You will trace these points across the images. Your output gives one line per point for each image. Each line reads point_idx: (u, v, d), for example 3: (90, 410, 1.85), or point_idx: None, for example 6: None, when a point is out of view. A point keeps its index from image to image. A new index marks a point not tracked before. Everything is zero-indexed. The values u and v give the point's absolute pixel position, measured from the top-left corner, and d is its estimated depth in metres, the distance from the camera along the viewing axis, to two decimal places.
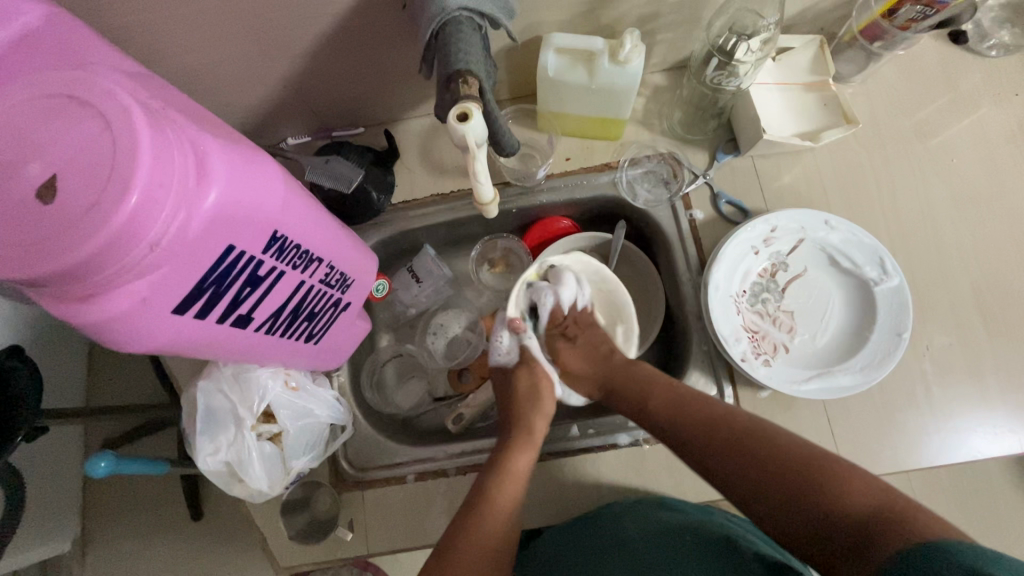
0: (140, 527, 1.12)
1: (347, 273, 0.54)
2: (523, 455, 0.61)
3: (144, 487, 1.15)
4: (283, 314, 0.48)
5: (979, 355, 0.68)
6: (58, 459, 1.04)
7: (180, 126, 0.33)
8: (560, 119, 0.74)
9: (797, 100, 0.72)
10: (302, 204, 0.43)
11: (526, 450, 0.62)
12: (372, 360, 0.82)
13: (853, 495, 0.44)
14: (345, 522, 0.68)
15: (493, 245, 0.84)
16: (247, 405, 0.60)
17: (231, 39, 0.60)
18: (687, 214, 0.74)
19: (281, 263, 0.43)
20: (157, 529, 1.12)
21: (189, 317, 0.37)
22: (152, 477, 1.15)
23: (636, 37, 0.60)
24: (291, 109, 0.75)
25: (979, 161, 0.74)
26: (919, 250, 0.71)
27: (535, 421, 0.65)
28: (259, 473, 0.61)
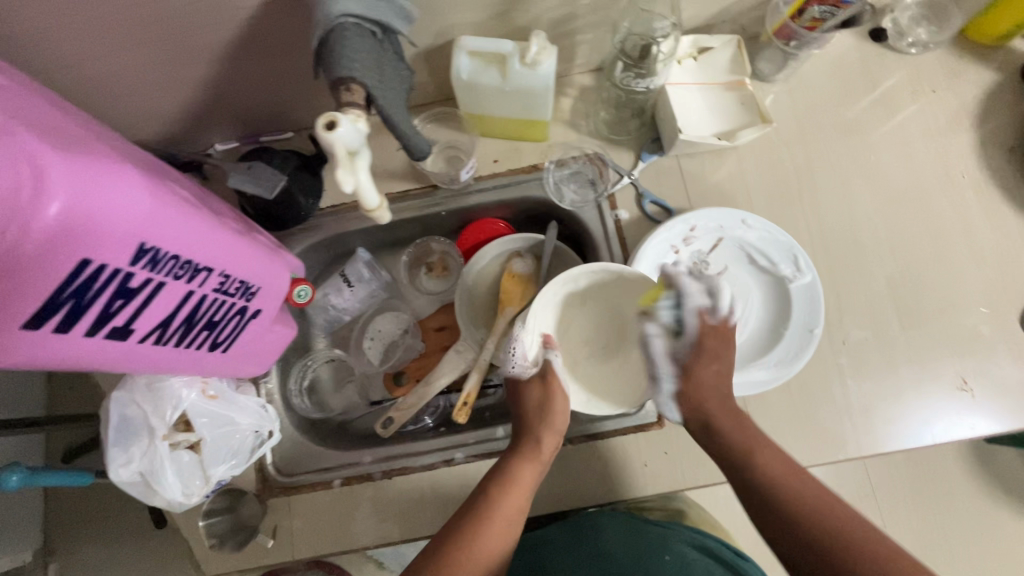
0: (98, 539, 1.11)
1: (248, 280, 0.54)
2: (517, 496, 0.59)
3: (102, 497, 1.14)
4: (173, 324, 0.48)
5: (893, 348, 0.69)
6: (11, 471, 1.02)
7: (18, 138, 0.33)
8: (484, 121, 0.74)
9: (717, 100, 0.73)
10: (180, 215, 0.42)
11: (517, 495, 0.59)
12: (304, 364, 0.81)
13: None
14: (268, 529, 0.68)
15: (428, 248, 0.85)
16: (160, 415, 0.60)
17: (132, 46, 0.59)
18: (612, 214, 0.75)
19: (158, 274, 0.42)
20: (116, 539, 1.11)
21: (46, 331, 0.37)
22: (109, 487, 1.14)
23: (541, 39, 0.60)
24: (213, 115, 0.74)
25: (898, 157, 0.75)
26: (837, 245, 0.72)
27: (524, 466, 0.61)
28: (173, 483, 0.61)
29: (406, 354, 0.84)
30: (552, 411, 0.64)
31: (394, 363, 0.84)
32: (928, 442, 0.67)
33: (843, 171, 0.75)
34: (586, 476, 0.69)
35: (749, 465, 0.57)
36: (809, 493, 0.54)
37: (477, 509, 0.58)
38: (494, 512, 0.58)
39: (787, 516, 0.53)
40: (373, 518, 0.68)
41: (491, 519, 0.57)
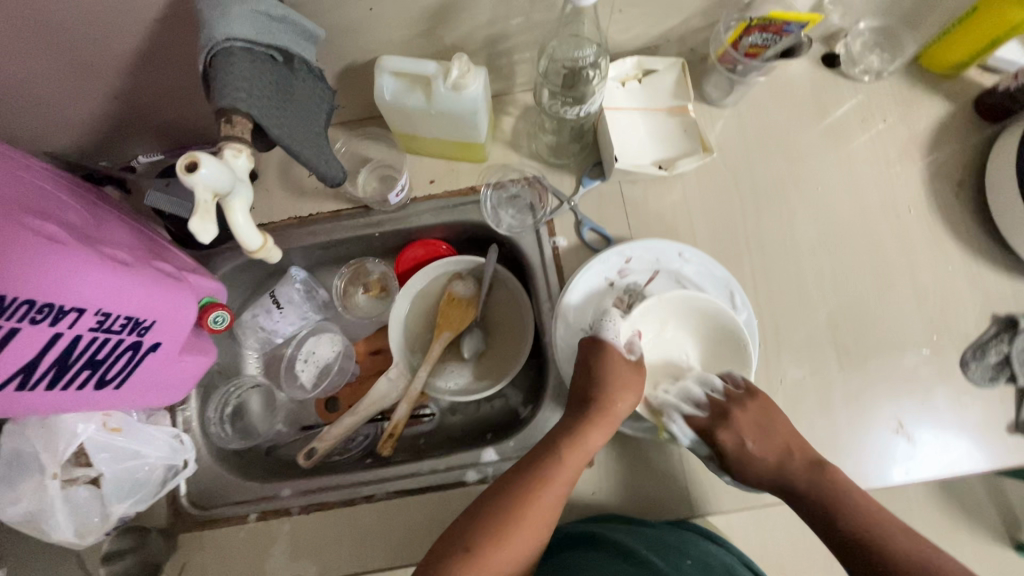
0: None
1: (138, 316, 0.51)
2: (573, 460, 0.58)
3: None
4: (37, 368, 0.45)
5: (831, 388, 0.67)
6: None
7: None
8: (418, 141, 0.71)
9: (659, 125, 0.70)
10: (19, 255, 0.41)
11: (574, 462, 0.58)
12: (228, 389, 0.77)
13: None
14: (177, 565, 0.65)
15: (364, 269, 0.82)
16: (50, 451, 0.57)
17: (26, 55, 0.55)
18: (550, 241, 0.72)
19: (6, 320, 0.41)
20: None
21: None
22: None
23: (463, 61, 0.58)
24: (131, 127, 0.70)
25: (845, 189, 0.73)
26: (779, 280, 0.70)
27: (591, 435, 0.60)
28: (65, 522, 0.58)
29: (338, 379, 0.80)
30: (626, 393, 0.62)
31: (325, 387, 0.80)
32: (871, 485, 0.65)
33: (790, 201, 0.73)
34: None
35: (836, 490, 0.58)
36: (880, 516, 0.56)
37: (525, 480, 0.57)
38: (555, 472, 0.57)
39: (864, 532, 0.54)
40: (288, 554, 0.66)
41: (542, 495, 0.56)
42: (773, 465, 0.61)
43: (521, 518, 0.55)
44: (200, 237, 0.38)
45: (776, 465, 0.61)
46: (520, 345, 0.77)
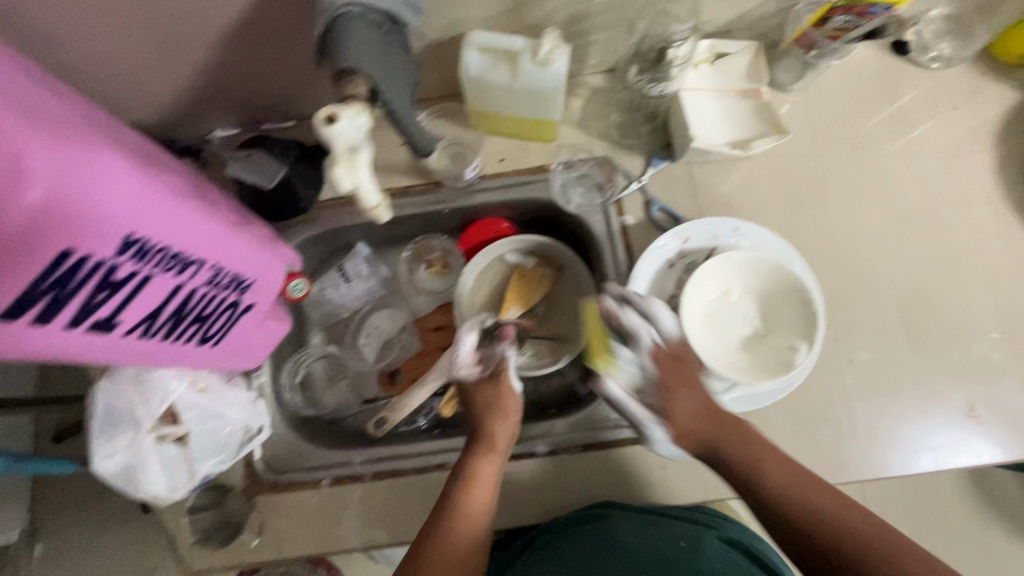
0: (82, 523, 1.08)
1: (242, 275, 0.53)
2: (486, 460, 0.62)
3: (80, 484, 1.10)
4: (161, 317, 0.46)
5: (900, 371, 0.68)
6: None
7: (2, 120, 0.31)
8: (492, 119, 0.72)
9: (732, 107, 0.71)
10: (166, 205, 0.40)
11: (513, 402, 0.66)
12: (298, 358, 0.79)
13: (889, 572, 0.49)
14: (256, 526, 0.66)
15: (429, 246, 0.83)
16: (145, 407, 0.59)
17: (131, 27, 0.56)
18: (618, 219, 0.73)
19: (146, 266, 0.41)
20: (97, 526, 1.08)
21: (26, 322, 0.35)
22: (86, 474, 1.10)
23: (554, 38, 0.59)
24: (214, 101, 0.71)
25: (913, 174, 0.73)
26: (848, 264, 0.71)
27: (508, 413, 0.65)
28: (159, 476, 0.60)
29: (403, 352, 0.82)
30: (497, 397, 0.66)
31: (390, 361, 0.82)
32: (915, 469, 0.66)
33: (856, 185, 0.73)
34: (580, 485, 0.67)
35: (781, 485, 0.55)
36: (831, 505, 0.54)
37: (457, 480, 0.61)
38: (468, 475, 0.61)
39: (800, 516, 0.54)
40: (360, 520, 0.67)
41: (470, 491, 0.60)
42: (748, 467, 0.57)
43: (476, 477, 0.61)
44: (343, 185, 0.41)
45: (768, 483, 0.56)
46: (581, 322, 0.79)
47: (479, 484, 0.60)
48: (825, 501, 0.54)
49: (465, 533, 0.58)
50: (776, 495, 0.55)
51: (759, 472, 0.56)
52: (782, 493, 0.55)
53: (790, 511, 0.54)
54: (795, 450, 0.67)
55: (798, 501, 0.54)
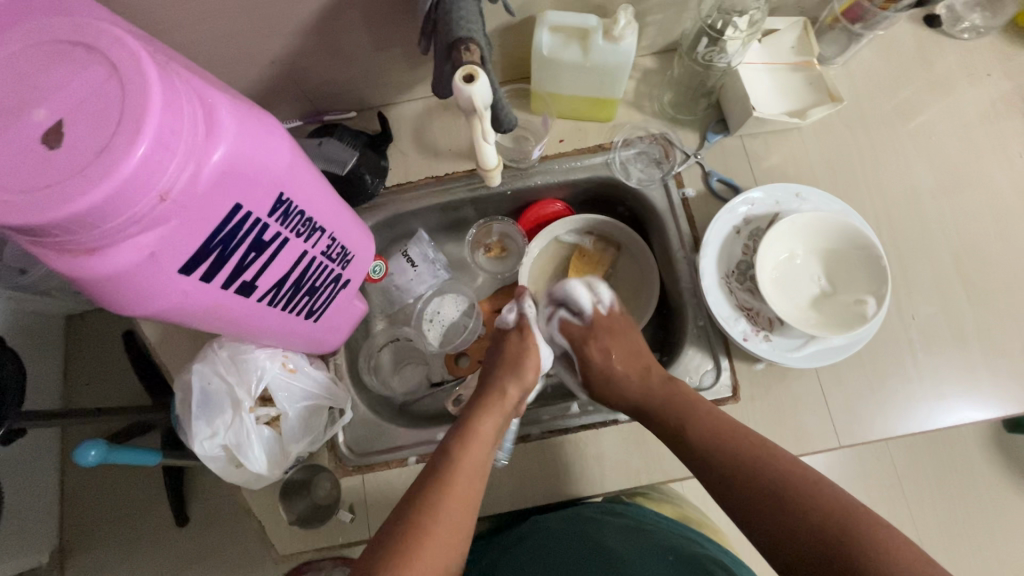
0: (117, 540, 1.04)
1: (348, 248, 0.54)
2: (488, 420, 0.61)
3: (116, 498, 1.06)
4: (285, 285, 0.47)
5: (960, 323, 0.71)
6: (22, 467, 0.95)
7: (187, 78, 0.32)
8: (555, 99, 0.75)
9: (783, 80, 0.74)
10: (306, 171, 0.42)
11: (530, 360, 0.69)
12: (368, 346, 0.80)
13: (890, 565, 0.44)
14: (346, 506, 0.66)
15: (489, 229, 0.84)
16: (245, 387, 0.60)
17: (221, 13, 0.57)
18: (679, 192, 0.76)
19: (286, 229, 0.42)
20: (132, 542, 1.03)
21: (195, 277, 0.36)
22: (122, 486, 1.07)
23: (630, 13, 0.61)
24: (282, 92, 0.72)
25: (954, 138, 0.77)
26: (902, 225, 0.74)
27: (509, 387, 0.65)
28: (259, 456, 0.61)
29: (470, 336, 0.83)
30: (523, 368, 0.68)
31: (456, 344, 0.82)
32: (984, 417, 0.68)
33: (901, 150, 0.77)
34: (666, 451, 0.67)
35: (755, 464, 0.55)
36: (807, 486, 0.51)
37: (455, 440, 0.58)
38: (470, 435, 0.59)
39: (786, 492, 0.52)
40: None
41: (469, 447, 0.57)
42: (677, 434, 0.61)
43: (473, 439, 0.58)
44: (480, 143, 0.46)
45: (711, 457, 0.57)
46: (644, 295, 0.80)
47: (475, 445, 0.58)
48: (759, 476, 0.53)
49: (455, 500, 0.52)
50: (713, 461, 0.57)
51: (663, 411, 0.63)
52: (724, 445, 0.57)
53: (719, 463, 0.57)
54: (868, 405, 0.68)
55: (767, 491, 0.53)
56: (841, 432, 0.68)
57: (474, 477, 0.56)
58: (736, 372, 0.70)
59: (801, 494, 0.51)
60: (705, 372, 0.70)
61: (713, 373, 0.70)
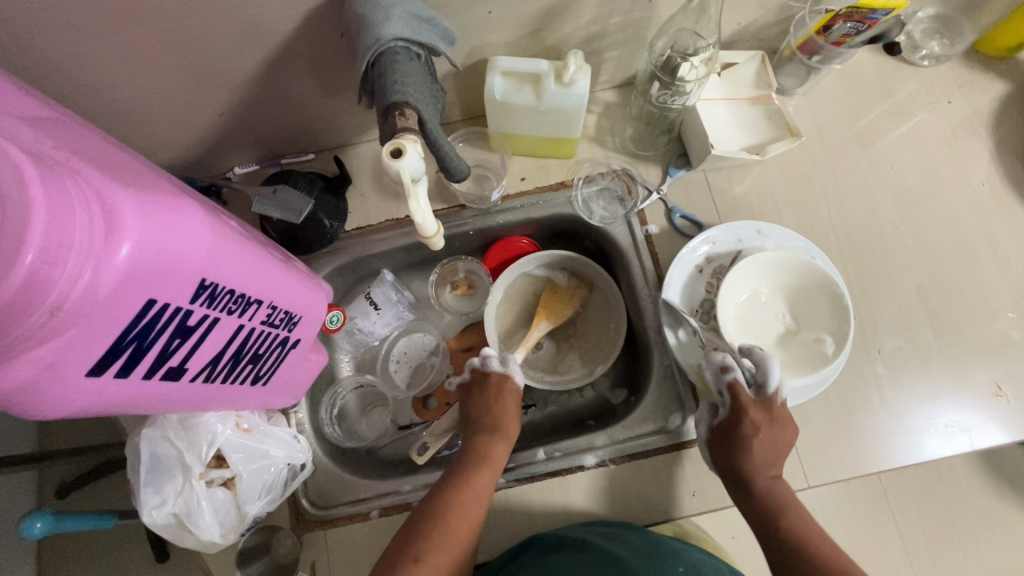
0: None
1: (292, 310, 0.53)
2: (500, 447, 0.64)
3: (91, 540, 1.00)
4: (222, 360, 0.45)
5: (926, 355, 0.70)
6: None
7: (86, 177, 0.31)
8: (513, 139, 0.74)
9: (742, 115, 0.74)
10: (235, 248, 0.41)
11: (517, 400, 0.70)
12: (332, 392, 0.79)
13: None
14: (307, 565, 0.65)
15: (453, 268, 0.82)
16: (195, 451, 0.58)
17: (160, 72, 0.56)
18: (642, 229, 0.75)
19: (214, 310, 0.41)
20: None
21: (109, 376, 0.34)
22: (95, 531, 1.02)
23: (579, 58, 0.59)
24: (236, 140, 0.70)
25: (917, 166, 0.77)
26: (866, 256, 0.73)
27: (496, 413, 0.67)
28: (212, 522, 0.59)
29: (437, 376, 0.81)
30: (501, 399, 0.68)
31: (424, 386, 0.81)
32: (954, 451, 0.67)
33: (864, 180, 0.76)
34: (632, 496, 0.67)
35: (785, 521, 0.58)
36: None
37: (471, 463, 0.61)
38: (484, 462, 0.62)
39: None
40: None
41: (482, 473, 0.60)
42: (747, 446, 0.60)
43: (483, 463, 0.61)
44: (413, 215, 0.44)
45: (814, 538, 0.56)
46: (611, 330, 0.78)
47: (486, 469, 0.61)
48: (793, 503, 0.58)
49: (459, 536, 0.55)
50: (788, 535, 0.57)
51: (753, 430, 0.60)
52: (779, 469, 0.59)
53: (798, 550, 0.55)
54: (838, 442, 0.68)
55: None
56: (810, 472, 0.67)
57: (476, 507, 0.58)
58: None
59: None
60: (672, 413, 0.69)
61: (680, 415, 0.68)
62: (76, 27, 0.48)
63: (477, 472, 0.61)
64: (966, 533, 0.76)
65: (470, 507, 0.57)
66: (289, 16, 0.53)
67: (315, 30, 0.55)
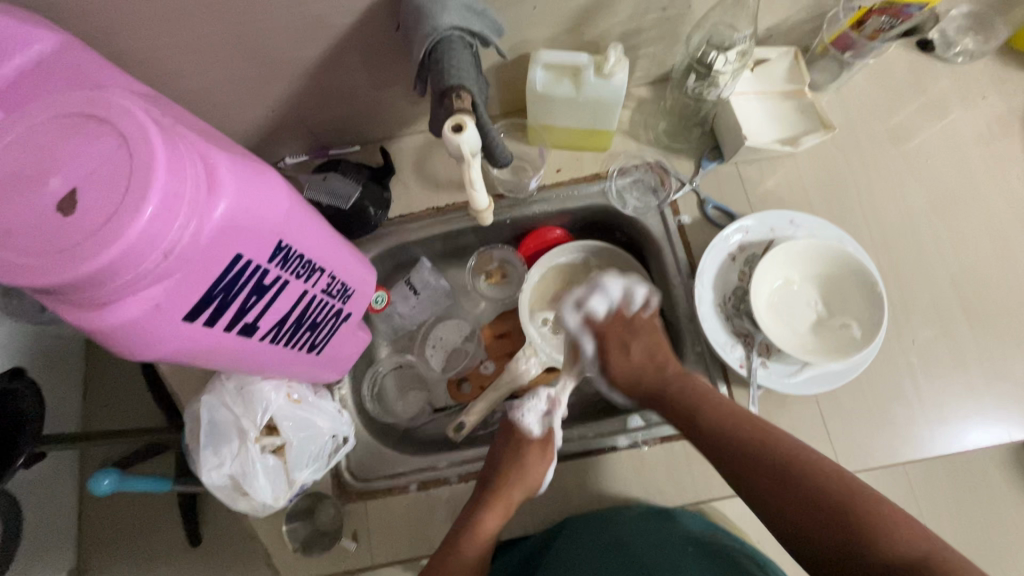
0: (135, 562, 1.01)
1: (347, 283, 0.56)
2: (491, 520, 0.64)
3: (130, 519, 1.03)
4: (287, 323, 0.49)
5: (961, 346, 0.70)
6: (46, 485, 0.95)
7: (192, 141, 0.35)
8: (550, 131, 0.77)
9: (775, 108, 0.75)
10: (306, 217, 0.45)
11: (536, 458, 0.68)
12: (372, 372, 0.82)
13: (905, 543, 0.45)
14: (348, 533, 0.67)
15: (489, 256, 0.85)
16: (250, 417, 0.61)
17: (230, 61, 0.60)
18: (675, 219, 0.77)
19: (286, 272, 0.44)
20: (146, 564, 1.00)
21: (199, 324, 0.38)
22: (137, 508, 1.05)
23: (618, 51, 0.63)
24: (290, 129, 0.75)
25: (951, 161, 0.77)
26: (899, 248, 0.74)
27: (513, 485, 0.66)
28: (264, 486, 0.62)
29: (471, 361, 0.84)
30: (524, 468, 0.66)
31: (459, 369, 0.84)
32: (991, 443, 0.67)
33: (897, 173, 0.77)
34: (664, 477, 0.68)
35: (704, 415, 0.61)
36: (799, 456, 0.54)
37: (460, 536, 0.62)
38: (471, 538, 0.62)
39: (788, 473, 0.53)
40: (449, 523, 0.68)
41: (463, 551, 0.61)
42: (738, 459, 0.56)
43: (470, 538, 0.62)
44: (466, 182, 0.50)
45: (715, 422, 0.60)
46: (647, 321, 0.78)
47: (474, 544, 0.62)
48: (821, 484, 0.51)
49: None
50: (714, 431, 0.59)
51: (724, 432, 0.58)
52: (763, 440, 0.56)
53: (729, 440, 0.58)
54: (871, 430, 0.68)
55: (797, 477, 0.52)
56: (842, 458, 0.67)
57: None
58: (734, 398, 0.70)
59: (807, 476, 0.52)
60: None
61: None
62: (160, 19, 0.53)
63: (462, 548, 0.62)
64: (998, 529, 0.75)
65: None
66: (349, 10, 0.57)
67: (373, 23, 0.59)
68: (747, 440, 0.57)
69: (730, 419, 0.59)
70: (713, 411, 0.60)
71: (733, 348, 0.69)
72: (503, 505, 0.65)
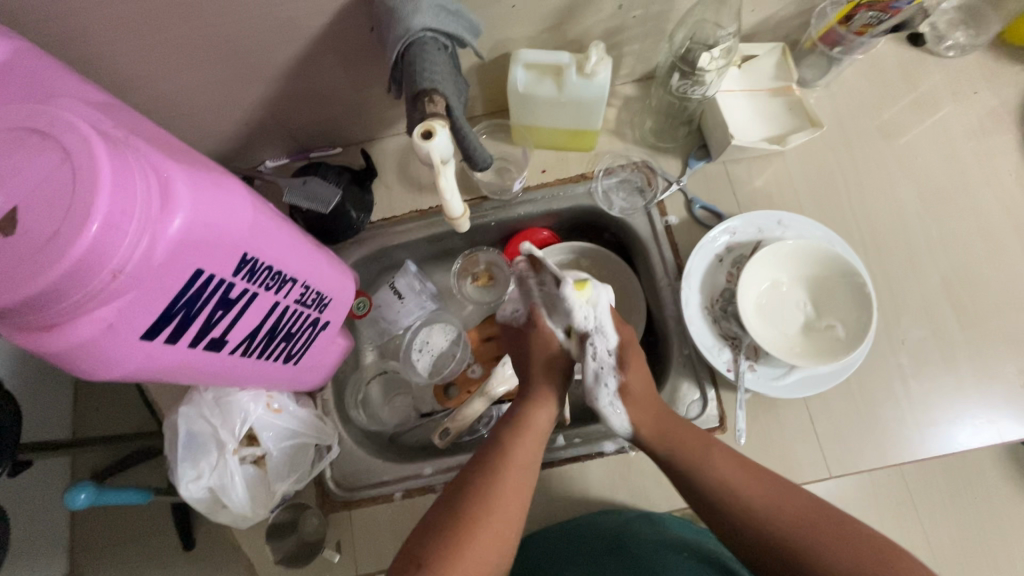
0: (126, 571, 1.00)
1: (324, 292, 0.55)
2: (542, 410, 0.59)
3: (119, 526, 1.02)
4: (258, 335, 0.47)
5: (952, 346, 0.69)
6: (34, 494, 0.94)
7: (144, 154, 0.33)
8: (534, 131, 0.75)
9: (762, 106, 0.74)
10: (274, 229, 0.44)
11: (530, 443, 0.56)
12: (356, 378, 0.81)
13: None
14: (332, 544, 0.66)
15: (474, 259, 0.84)
16: (228, 428, 0.60)
17: (202, 65, 0.59)
18: (662, 219, 0.75)
19: (253, 284, 0.43)
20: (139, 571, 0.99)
21: (159, 342, 0.37)
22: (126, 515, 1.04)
23: (601, 49, 0.61)
24: (268, 133, 0.73)
25: (942, 158, 0.76)
26: (889, 248, 0.73)
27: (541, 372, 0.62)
28: (243, 497, 0.62)
29: (458, 366, 0.81)
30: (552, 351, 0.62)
31: (446, 375, 0.81)
32: (982, 444, 0.66)
33: (887, 171, 0.76)
34: (651, 482, 0.67)
35: (699, 475, 0.55)
36: (799, 519, 0.51)
37: (509, 431, 0.57)
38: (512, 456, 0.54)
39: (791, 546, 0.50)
40: None
41: (517, 445, 0.55)
42: (739, 503, 0.53)
43: (525, 431, 0.57)
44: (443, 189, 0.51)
45: (713, 477, 0.55)
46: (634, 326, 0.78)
47: (528, 437, 0.56)
48: (826, 533, 0.50)
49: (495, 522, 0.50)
50: (712, 484, 0.55)
51: (730, 488, 0.54)
52: (764, 506, 0.52)
53: (720, 500, 0.54)
54: (861, 432, 0.67)
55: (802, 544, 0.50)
56: (832, 462, 0.66)
57: (519, 492, 0.53)
58: (722, 402, 0.69)
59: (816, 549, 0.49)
60: (692, 402, 0.69)
61: (700, 403, 0.68)
62: (126, 25, 0.51)
63: (515, 443, 0.56)
64: (993, 532, 0.74)
65: (506, 496, 0.52)
66: (321, 12, 0.55)
67: (347, 25, 0.58)
68: (753, 489, 0.53)
69: (736, 472, 0.55)
70: (715, 470, 0.55)
71: (720, 350, 0.68)
72: (514, 479, 0.53)
